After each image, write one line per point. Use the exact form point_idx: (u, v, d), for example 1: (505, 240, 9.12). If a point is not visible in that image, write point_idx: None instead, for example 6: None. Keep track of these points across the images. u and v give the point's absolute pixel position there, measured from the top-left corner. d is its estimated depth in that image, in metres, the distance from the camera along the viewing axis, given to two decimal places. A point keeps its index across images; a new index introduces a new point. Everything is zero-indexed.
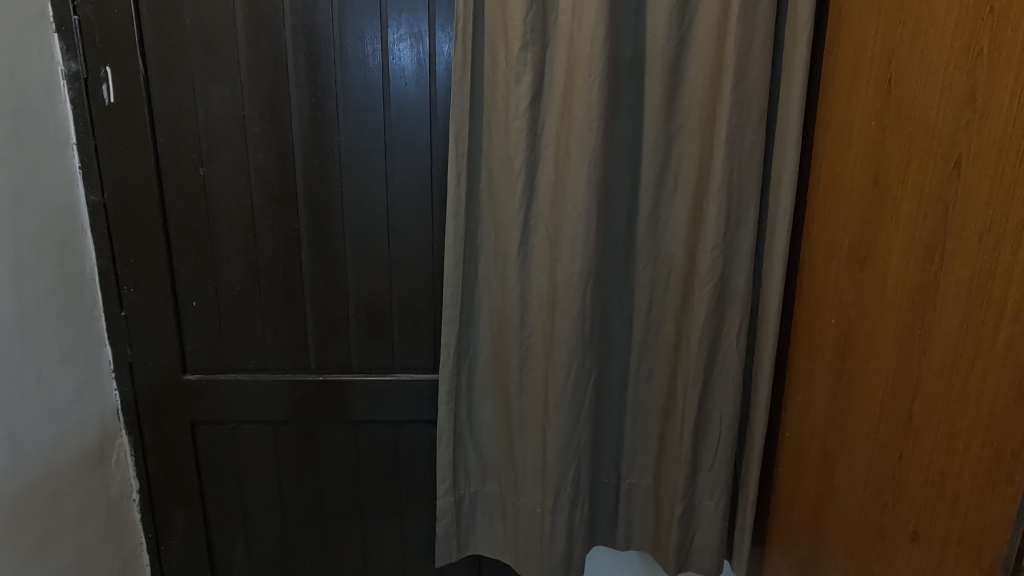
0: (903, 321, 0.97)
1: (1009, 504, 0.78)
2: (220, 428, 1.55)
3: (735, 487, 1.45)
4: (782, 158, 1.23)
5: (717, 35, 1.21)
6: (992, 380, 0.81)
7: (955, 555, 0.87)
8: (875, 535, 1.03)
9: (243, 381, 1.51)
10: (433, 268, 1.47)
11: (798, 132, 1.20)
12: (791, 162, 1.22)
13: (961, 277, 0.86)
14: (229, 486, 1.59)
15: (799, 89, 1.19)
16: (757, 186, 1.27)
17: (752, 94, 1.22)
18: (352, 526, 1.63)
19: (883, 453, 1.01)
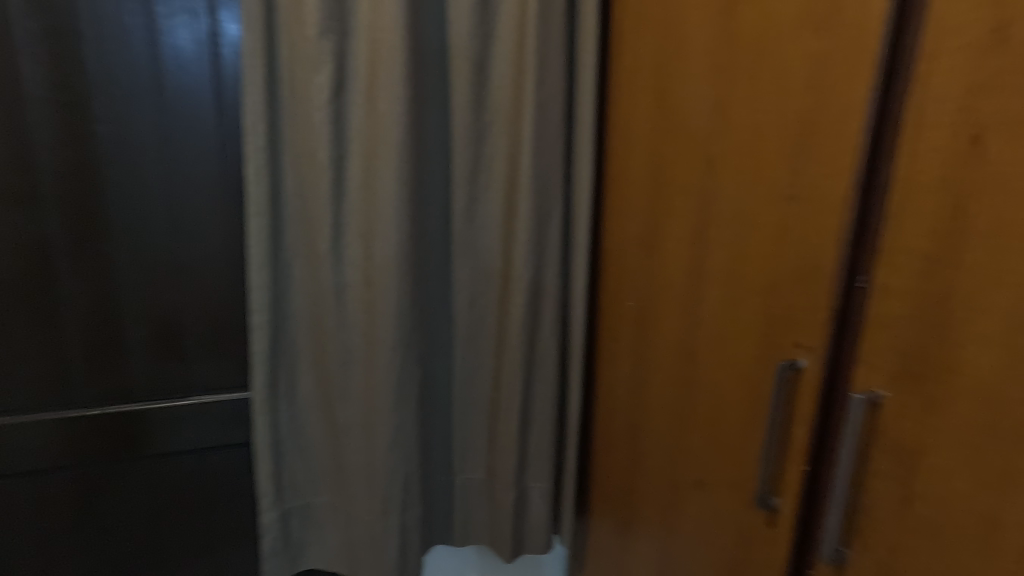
0: (682, 300, 1.11)
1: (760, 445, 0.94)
2: None
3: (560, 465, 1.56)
4: (580, 157, 1.34)
5: (518, 38, 1.27)
6: (743, 343, 0.96)
7: (726, 495, 1.02)
8: (671, 488, 1.17)
9: None
10: (234, 274, 1.32)
11: (592, 132, 1.32)
12: (588, 160, 1.33)
13: (720, 259, 1.01)
14: None
15: (590, 93, 1.30)
16: (561, 183, 1.37)
17: (552, 97, 1.31)
18: None
19: (673, 415, 1.16)
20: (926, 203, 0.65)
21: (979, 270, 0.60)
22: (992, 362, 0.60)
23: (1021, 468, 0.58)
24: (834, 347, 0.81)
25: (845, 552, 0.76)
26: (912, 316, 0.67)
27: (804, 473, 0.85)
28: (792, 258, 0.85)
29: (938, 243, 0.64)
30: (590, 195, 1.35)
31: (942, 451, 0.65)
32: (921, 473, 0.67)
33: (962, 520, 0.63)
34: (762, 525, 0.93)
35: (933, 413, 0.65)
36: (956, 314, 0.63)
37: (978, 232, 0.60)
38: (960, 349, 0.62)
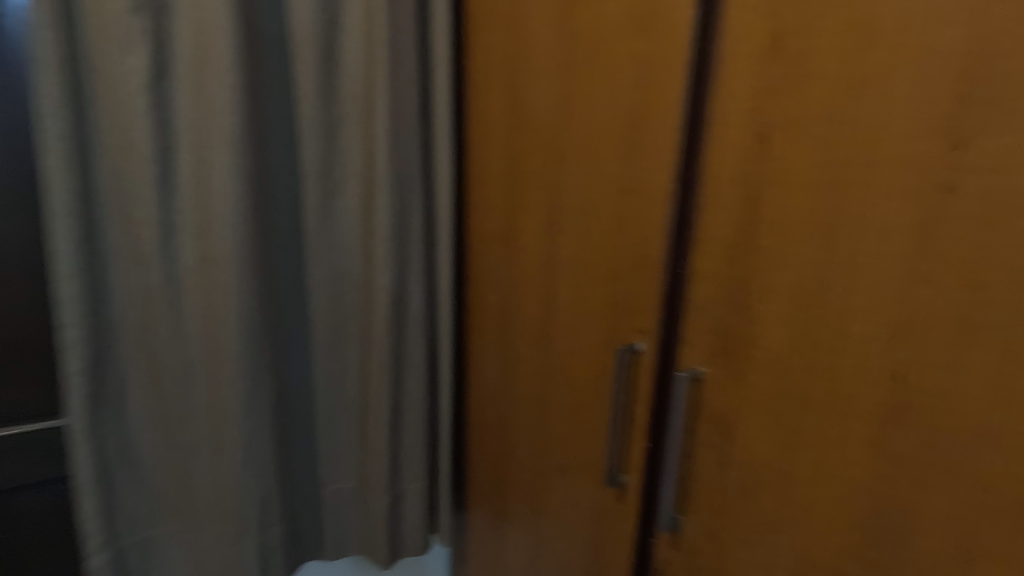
0: (540, 292, 1.14)
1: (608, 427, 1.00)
2: None
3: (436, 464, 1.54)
4: (439, 151, 1.32)
5: (367, 23, 1.20)
6: (593, 331, 1.00)
7: (585, 478, 1.06)
8: (538, 476, 1.20)
9: None
10: (37, 283, 1.14)
11: (449, 126, 1.31)
12: (447, 154, 1.32)
13: (569, 252, 1.04)
14: None
15: (445, 86, 1.29)
16: (420, 177, 1.34)
17: (405, 89, 1.27)
18: None
19: (535, 404, 1.19)
20: (727, 195, 0.71)
21: (770, 254, 0.67)
22: (782, 336, 0.67)
23: (803, 427, 0.66)
24: (664, 330, 0.86)
25: (679, 518, 0.82)
26: (720, 298, 0.73)
27: (646, 450, 0.91)
28: (628, 248, 0.90)
29: (738, 232, 0.70)
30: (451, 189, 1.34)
31: (749, 418, 0.72)
32: (734, 439, 0.74)
33: (767, 478, 0.71)
34: (613, 501, 0.98)
35: (740, 385, 0.72)
36: (754, 294, 0.69)
37: (768, 220, 0.67)
38: (757, 326, 0.69)
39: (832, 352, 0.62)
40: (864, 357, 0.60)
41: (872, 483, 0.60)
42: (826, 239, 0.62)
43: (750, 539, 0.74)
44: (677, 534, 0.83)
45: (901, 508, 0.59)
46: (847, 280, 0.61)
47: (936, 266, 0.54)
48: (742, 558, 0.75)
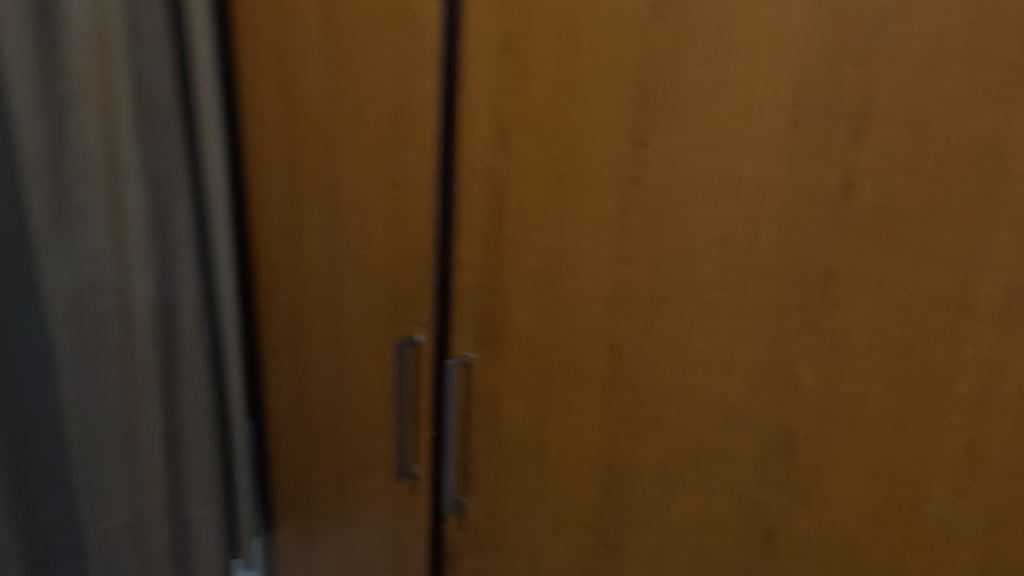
0: (326, 290, 1.09)
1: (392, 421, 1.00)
2: None
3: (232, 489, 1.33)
4: (206, 126, 1.10)
5: None
6: (377, 326, 0.99)
7: (382, 476, 1.04)
8: (339, 480, 1.16)
9: None
10: None
11: (217, 95, 1.09)
12: (216, 142, 1.11)
13: (351, 247, 1.01)
14: None
15: (209, 41, 1.05)
16: (186, 158, 1.13)
17: (155, 60, 1.09)
18: None
19: (331, 406, 1.14)
20: (479, 187, 0.77)
21: (515, 243, 0.74)
22: (528, 317, 0.74)
23: (551, 398, 0.73)
24: (439, 320, 0.87)
25: (463, 499, 0.87)
26: (481, 286, 0.79)
27: (432, 439, 0.92)
28: (402, 241, 0.90)
29: (491, 223, 0.76)
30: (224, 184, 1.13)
31: (510, 396, 0.78)
32: (500, 417, 0.79)
33: (526, 449, 0.77)
34: (407, 493, 0.98)
35: (501, 366, 0.78)
36: (507, 280, 0.76)
37: (512, 212, 0.73)
38: (512, 310, 0.76)
39: (567, 329, 0.70)
40: (588, 332, 0.67)
41: (603, 442, 0.68)
42: (555, 228, 0.69)
43: (519, 509, 0.79)
44: (462, 514, 0.88)
45: (623, 461, 0.66)
46: (573, 263, 0.68)
47: (633, 249, 0.62)
48: (514, 528, 0.81)
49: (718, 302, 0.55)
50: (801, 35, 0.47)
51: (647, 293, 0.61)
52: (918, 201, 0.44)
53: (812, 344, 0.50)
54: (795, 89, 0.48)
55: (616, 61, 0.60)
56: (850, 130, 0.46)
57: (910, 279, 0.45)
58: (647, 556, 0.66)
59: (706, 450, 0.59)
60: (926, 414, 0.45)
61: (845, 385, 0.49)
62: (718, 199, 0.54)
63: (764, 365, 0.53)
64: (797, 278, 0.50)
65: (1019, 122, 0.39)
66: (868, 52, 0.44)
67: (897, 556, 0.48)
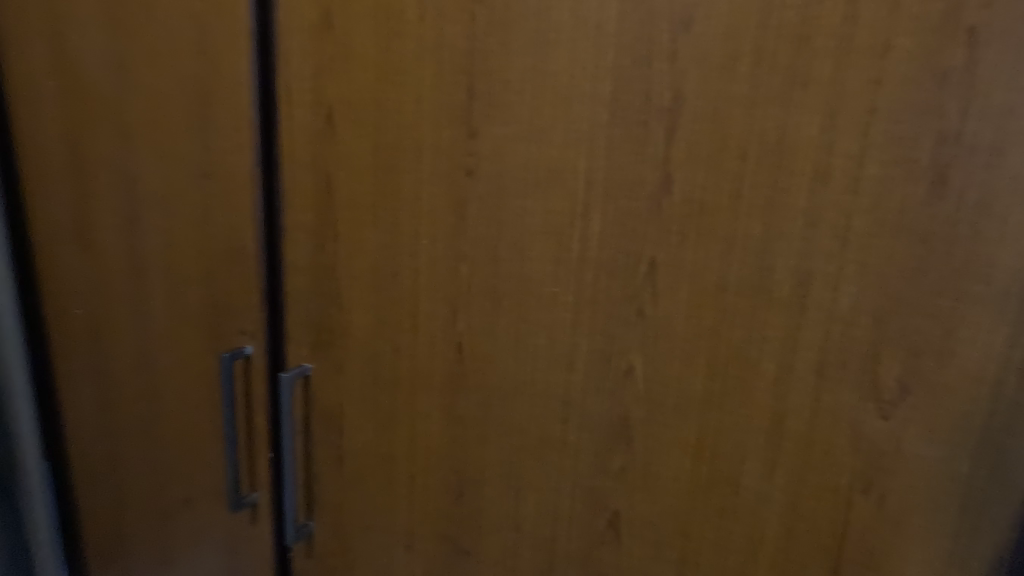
0: (129, 296, 0.93)
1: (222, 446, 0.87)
2: None
3: (56, 530, 1.17)
4: (32, 117, 0.95)
5: None
6: (196, 339, 0.85)
7: (214, 508, 0.91)
8: (161, 519, 1.00)
9: None
10: None
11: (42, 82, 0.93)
12: None
13: (157, 247, 0.87)
14: None
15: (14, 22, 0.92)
16: None
17: None
18: None
19: (148, 434, 0.97)
20: (304, 180, 0.69)
21: (347, 240, 0.67)
22: (366, 320, 0.68)
23: (398, 406, 0.68)
24: (270, 328, 0.77)
25: (310, 523, 0.79)
26: (313, 289, 0.72)
27: (270, 462, 0.81)
28: (219, 242, 0.78)
29: (319, 219, 0.69)
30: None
31: (351, 408, 0.72)
32: (343, 431, 0.73)
33: (374, 461, 0.71)
34: (247, 524, 0.86)
35: (341, 376, 0.72)
36: (340, 282, 0.69)
37: (341, 206, 0.67)
38: (349, 313, 0.69)
39: (410, 331, 0.65)
40: (432, 333, 0.64)
41: (451, 447, 0.65)
42: (391, 223, 0.64)
43: (369, 527, 0.74)
44: (311, 540, 0.80)
45: (472, 465, 0.64)
46: (411, 261, 0.63)
47: (471, 246, 0.59)
48: (366, 548, 0.75)
49: (555, 297, 0.55)
50: (616, 31, 0.48)
51: (488, 290, 0.59)
52: (723, 196, 0.46)
53: (639, 335, 0.51)
54: (612, 86, 0.49)
55: (441, 44, 0.56)
56: (663, 128, 0.47)
57: (719, 269, 0.47)
58: (500, 556, 0.64)
59: (554, 446, 0.58)
60: (736, 392, 0.48)
61: (668, 369, 0.51)
62: (550, 191, 0.54)
63: (596, 357, 0.54)
64: (625, 271, 0.51)
65: (796, 122, 0.43)
66: (672, 53, 0.46)
67: (720, 528, 0.51)
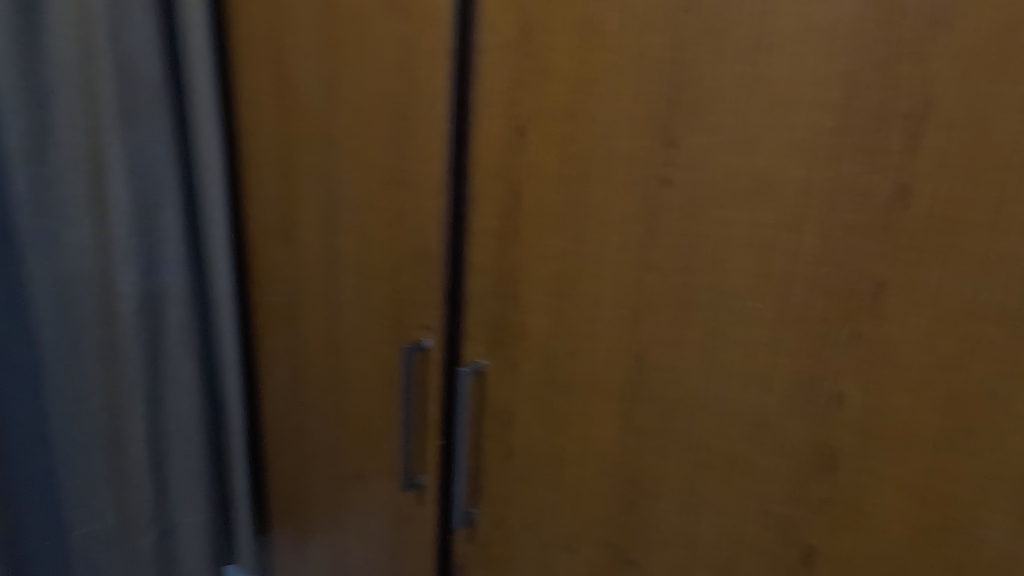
0: (324, 288, 1.05)
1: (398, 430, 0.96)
2: None
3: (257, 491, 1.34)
4: (255, 132, 1.12)
5: None
6: (379, 331, 0.95)
7: (384, 483, 1.00)
8: (336, 488, 1.13)
9: None
10: None
11: (265, 102, 1.09)
12: (212, 163, 1.13)
13: (351, 246, 0.97)
14: None
15: (248, 51, 1.09)
16: (212, 167, 1.13)
17: (192, 60, 1.09)
18: None
19: (331, 412, 1.09)
20: (492, 186, 0.73)
21: (530, 245, 0.70)
22: (544, 324, 0.70)
23: (570, 409, 0.69)
24: (449, 324, 0.84)
25: (474, 511, 0.83)
26: (491, 291, 0.76)
27: (438, 448, 0.89)
28: (406, 243, 0.86)
29: (501, 224, 0.73)
30: (221, 164, 1.14)
31: (521, 407, 0.75)
32: (512, 429, 0.76)
33: (540, 461, 0.74)
34: (413, 503, 0.94)
35: (513, 374, 0.75)
36: (519, 285, 0.72)
37: (527, 212, 0.70)
38: (527, 315, 0.72)
39: (588, 337, 0.66)
40: (611, 340, 0.64)
41: (623, 457, 0.65)
42: (575, 230, 0.65)
43: (532, 524, 0.76)
44: (473, 528, 0.84)
45: (647, 477, 0.64)
46: (594, 268, 0.64)
47: (660, 255, 0.59)
48: (526, 543, 0.77)
49: (757, 313, 0.55)
50: (855, 44, 0.48)
51: (676, 300, 0.59)
52: (977, 211, 0.47)
53: (862, 354, 0.52)
54: (845, 96, 0.49)
55: (643, 55, 0.57)
56: (905, 139, 0.48)
57: (963, 290, 0.48)
58: (675, 568, 0.65)
59: (742, 467, 0.59)
60: (972, 428, 0.49)
61: (893, 398, 0.51)
62: (758, 202, 0.54)
63: (800, 382, 0.55)
64: (847, 287, 0.52)
65: None
66: (922, 62, 0.47)
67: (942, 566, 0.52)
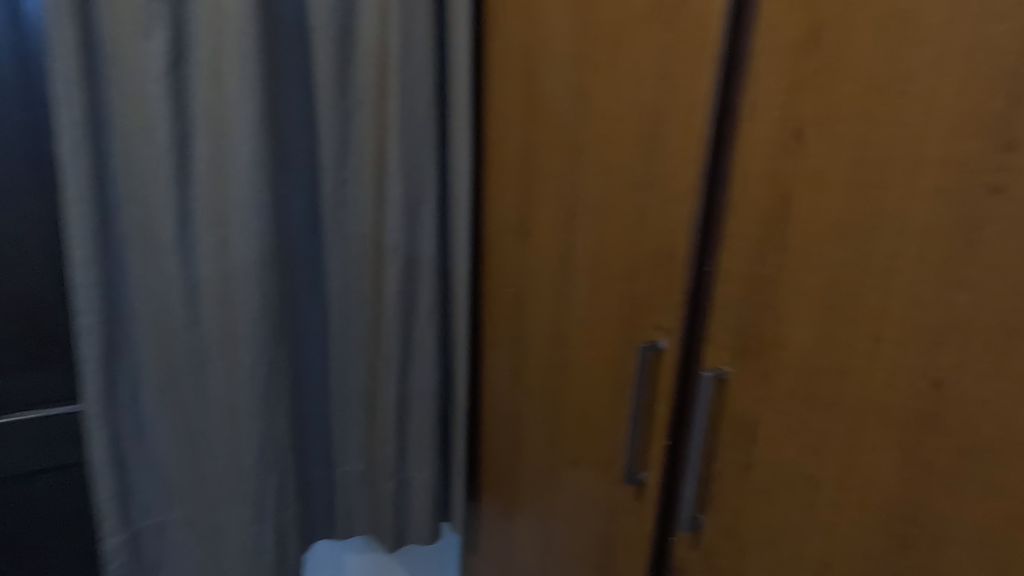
0: (554, 283, 1.12)
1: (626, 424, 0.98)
2: None
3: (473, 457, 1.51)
4: (503, 135, 1.24)
5: None
6: (608, 326, 0.99)
7: (600, 473, 1.05)
8: (548, 471, 1.21)
9: None
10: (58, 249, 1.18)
11: (513, 109, 1.20)
12: (463, 167, 1.29)
13: (586, 245, 1.02)
14: None
15: (502, 66, 1.22)
16: (464, 168, 1.29)
17: (456, 77, 1.25)
18: None
19: (551, 399, 1.17)
20: (755, 193, 0.72)
21: (800, 254, 0.69)
22: (809, 338, 0.69)
23: (835, 430, 0.68)
24: (688, 327, 0.85)
25: (700, 517, 0.83)
26: (746, 298, 0.74)
27: (664, 449, 0.90)
28: (648, 245, 0.88)
29: (763, 231, 0.71)
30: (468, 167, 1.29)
31: (770, 419, 0.73)
32: (756, 441, 0.75)
33: (790, 479, 0.73)
34: (630, 498, 0.97)
35: (763, 386, 0.74)
36: (780, 294, 0.71)
37: (799, 219, 0.68)
38: (789, 326, 0.70)
39: (866, 355, 0.64)
40: (898, 364, 0.62)
41: (901, 489, 0.64)
42: (861, 241, 0.64)
43: (772, 540, 0.76)
44: (697, 533, 0.84)
45: (933, 514, 0.62)
46: (883, 282, 0.63)
47: (980, 271, 0.56)
48: (764, 556, 0.77)
49: None
50: None
51: (996, 323, 0.56)
52: None
53: None
54: None
55: (976, 55, 0.55)
56: None
57: None
58: None
59: None
60: None
61: None
62: None
63: None
64: None
65: None
66: None
67: None
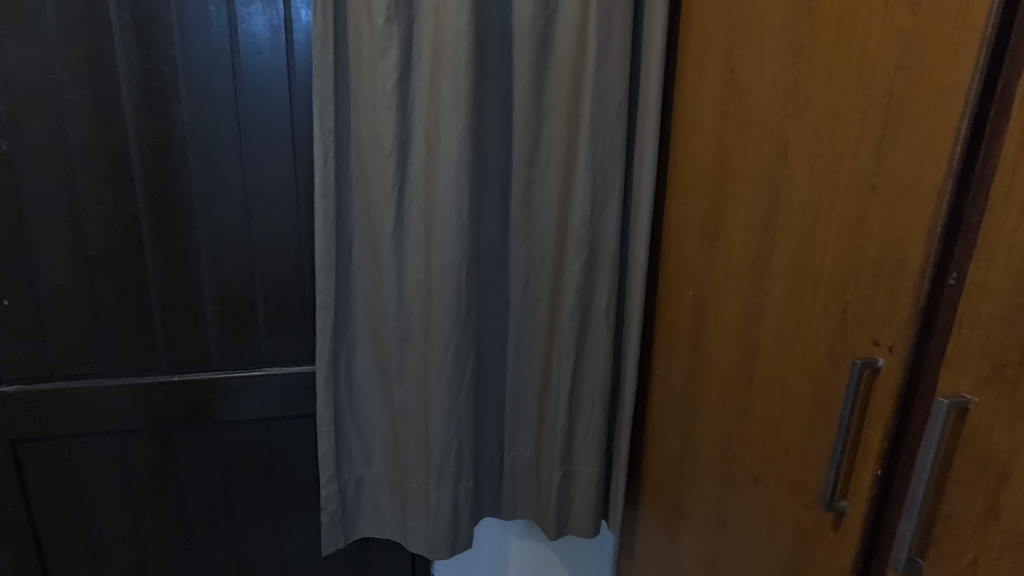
0: (744, 288, 1.07)
1: (826, 445, 0.90)
2: (64, 427, 1.41)
3: (633, 460, 1.51)
4: (694, 134, 1.21)
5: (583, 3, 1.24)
6: (811, 338, 0.91)
7: (787, 494, 0.98)
8: (723, 485, 1.15)
9: (91, 389, 1.40)
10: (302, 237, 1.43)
11: (708, 108, 1.17)
12: (648, 168, 1.28)
13: (788, 250, 0.96)
14: (75, 493, 1.47)
15: (698, 65, 1.19)
16: (650, 168, 1.28)
17: (650, 77, 1.25)
18: (219, 523, 1.56)
19: (733, 409, 1.12)
20: None
21: None
22: None
23: None
24: (917, 346, 0.75)
25: (920, 560, 0.73)
26: (1005, 318, 0.65)
27: (875, 478, 0.81)
28: (871, 252, 0.80)
29: None
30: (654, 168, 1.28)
31: None
32: (1008, 484, 0.65)
33: None
34: (825, 526, 0.90)
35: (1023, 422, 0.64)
36: None
37: None
38: None
39: None
40: None
41: None
42: None
43: None
44: None
45: None
46: None
47: None
48: None
49: None
50: None
51: None
52: None
53: None
54: None
55: None
56: None
57: None
58: None
59: None
60: None
61: None
62: None
63: None
64: None
65: None
66: None
67: None
